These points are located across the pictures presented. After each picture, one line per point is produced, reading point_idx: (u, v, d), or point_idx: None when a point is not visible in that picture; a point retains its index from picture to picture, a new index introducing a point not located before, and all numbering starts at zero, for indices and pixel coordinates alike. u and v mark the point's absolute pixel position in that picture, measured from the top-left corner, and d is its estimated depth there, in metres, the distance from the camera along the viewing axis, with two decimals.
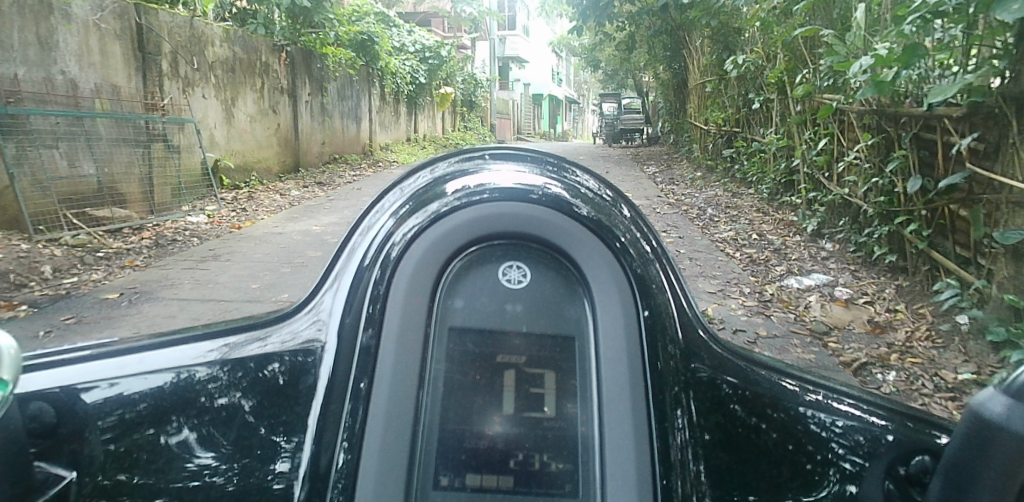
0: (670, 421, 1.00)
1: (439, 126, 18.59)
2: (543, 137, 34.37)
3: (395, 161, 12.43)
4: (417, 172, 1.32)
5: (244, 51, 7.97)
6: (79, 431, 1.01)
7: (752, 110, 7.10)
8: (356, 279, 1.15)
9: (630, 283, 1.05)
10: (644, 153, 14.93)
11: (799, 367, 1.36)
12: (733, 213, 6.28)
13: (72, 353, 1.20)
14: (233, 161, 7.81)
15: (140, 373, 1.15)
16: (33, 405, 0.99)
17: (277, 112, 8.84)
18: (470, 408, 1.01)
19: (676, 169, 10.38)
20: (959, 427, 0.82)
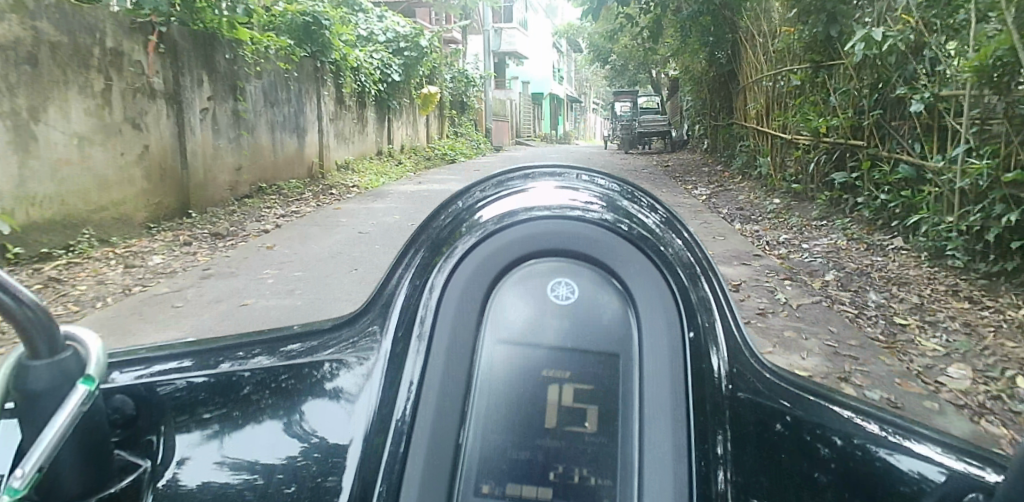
0: (710, 441, 0.99)
1: (424, 133, 17.05)
2: (545, 138, 33.12)
3: (354, 184, 10.43)
4: (462, 201, 1.40)
5: (58, 30, 5.29)
6: (154, 423, 1.15)
7: (899, 118, 5.81)
8: (410, 294, 1.22)
9: (676, 304, 1.08)
10: (674, 161, 13.99)
11: (842, 393, 1.32)
12: (921, 304, 4.28)
13: (147, 355, 1.38)
14: (25, 212, 4.98)
15: (204, 373, 1.30)
16: (117, 398, 1.13)
17: (139, 127, 6.14)
18: (511, 420, 0.99)
19: (741, 188, 9.22)
20: (1014, 465, 0.84)
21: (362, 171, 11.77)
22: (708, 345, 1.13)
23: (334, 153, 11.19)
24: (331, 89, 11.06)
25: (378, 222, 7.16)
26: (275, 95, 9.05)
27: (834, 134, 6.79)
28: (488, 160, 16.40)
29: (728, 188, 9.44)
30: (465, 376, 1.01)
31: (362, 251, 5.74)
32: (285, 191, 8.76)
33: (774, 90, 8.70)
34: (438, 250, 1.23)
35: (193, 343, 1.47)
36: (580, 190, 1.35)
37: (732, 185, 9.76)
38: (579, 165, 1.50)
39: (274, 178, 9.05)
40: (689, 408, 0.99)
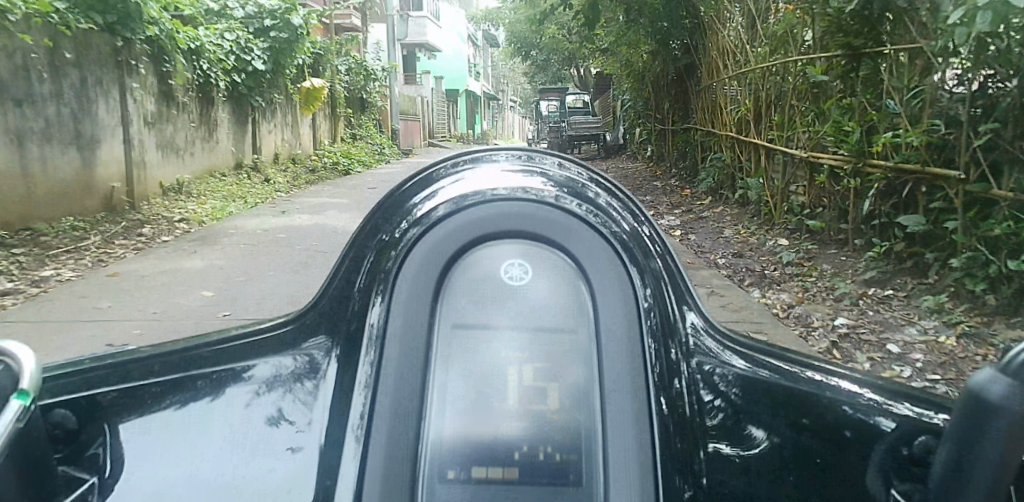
0: (671, 408, 1.00)
1: (309, 135, 13.95)
2: (462, 139, 31.22)
3: (180, 215, 7.27)
4: (409, 189, 1.37)
5: None
6: (97, 436, 1.10)
7: None
8: (362, 286, 1.20)
9: (630, 277, 1.09)
10: (613, 170, 13.20)
11: (794, 353, 1.35)
12: None
13: (84, 369, 1.31)
14: None
15: (148, 381, 1.25)
16: (56, 414, 1.09)
17: None
18: (472, 403, 0.99)
19: (720, 216, 7.23)
20: (958, 406, 0.88)
21: (207, 196, 8.52)
22: (664, 315, 1.14)
23: (152, 171, 7.74)
24: (151, 81, 7.83)
25: (304, 234, 6.85)
26: (59, 93, 6.18)
27: (897, 160, 4.31)
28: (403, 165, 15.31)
29: (703, 216, 7.40)
30: (422, 361, 1.00)
31: (283, 266, 5.47)
32: (53, 241, 5.63)
33: (772, 87, 6.28)
34: (390, 237, 1.22)
35: (133, 352, 1.40)
36: (529, 171, 1.34)
37: (708, 214, 7.47)
38: (526, 148, 1.49)
39: (12, 219, 5.59)
40: (648, 380, 0.99)
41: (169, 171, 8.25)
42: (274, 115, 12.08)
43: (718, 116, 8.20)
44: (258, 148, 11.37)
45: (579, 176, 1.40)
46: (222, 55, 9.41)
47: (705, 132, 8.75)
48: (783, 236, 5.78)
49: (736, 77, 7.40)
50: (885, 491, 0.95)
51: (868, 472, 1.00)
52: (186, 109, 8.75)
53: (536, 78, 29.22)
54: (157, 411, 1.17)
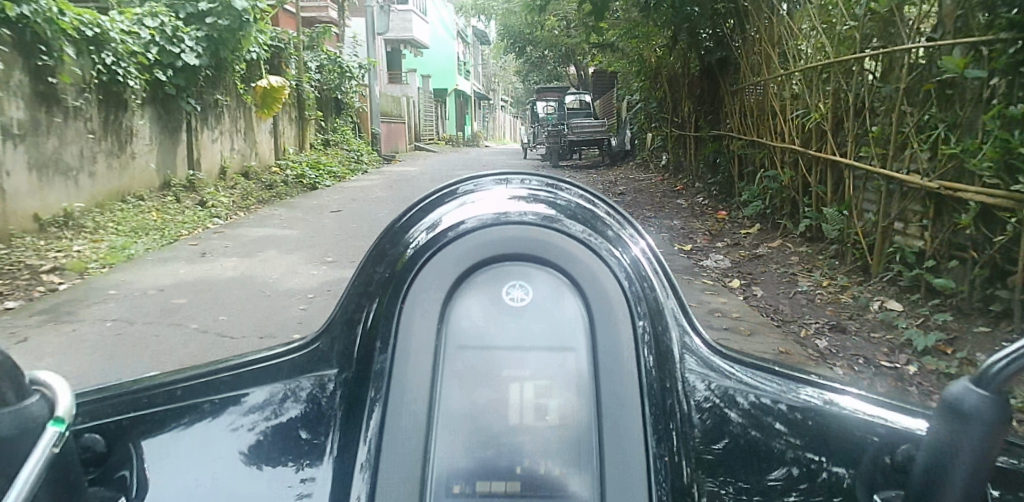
0: (667, 420, 1.05)
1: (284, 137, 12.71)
2: (454, 143, 30.59)
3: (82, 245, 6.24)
4: (413, 215, 1.43)
5: None
6: (125, 458, 1.16)
7: None
8: (369, 309, 1.26)
9: (625, 296, 1.15)
10: (625, 181, 12.60)
11: (787, 367, 1.41)
12: None
13: (108, 396, 1.37)
14: None
15: (170, 404, 1.31)
16: (87, 437, 1.15)
17: None
18: (476, 419, 1.04)
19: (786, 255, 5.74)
20: (935, 413, 0.92)
21: (107, 225, 6.90)
22: (661, 332, 1.19)
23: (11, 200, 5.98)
24: (20, 77, 6.16)
25: (300, 246, 6.83)
26: None
27: None
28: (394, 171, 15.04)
29: (760, 255, 6.00)
30: (429, 380, 1.05)
31: (282, 279, 5.47)
32: None
33: (867, 96, 4.81)
34: (397, 261, 1.28)
35: (151, 377, 1.46)
36: (526, 194, 1.40)
37: (765, 250, 6.08)
38: (525, 172, 1.56)
39: None
40: (644, 395, 1.05)
41: (51, 198, 6.56)
42: (221, 120, 10.34)
43: (771, 128, 6.60)
44: (196, 162, 9.57)
45: (575, 198, 1.46)
46: (127, 40, 7.67)
47: (750, 149, 7.18)
48: (885, 294, 4.41)
49: (803, 84, 5.84)
50: (869, 496, 1.01)
51: (858, 480, 1.06)
52: (79, 115, 7.04)
53: (532, 80, 28.86)
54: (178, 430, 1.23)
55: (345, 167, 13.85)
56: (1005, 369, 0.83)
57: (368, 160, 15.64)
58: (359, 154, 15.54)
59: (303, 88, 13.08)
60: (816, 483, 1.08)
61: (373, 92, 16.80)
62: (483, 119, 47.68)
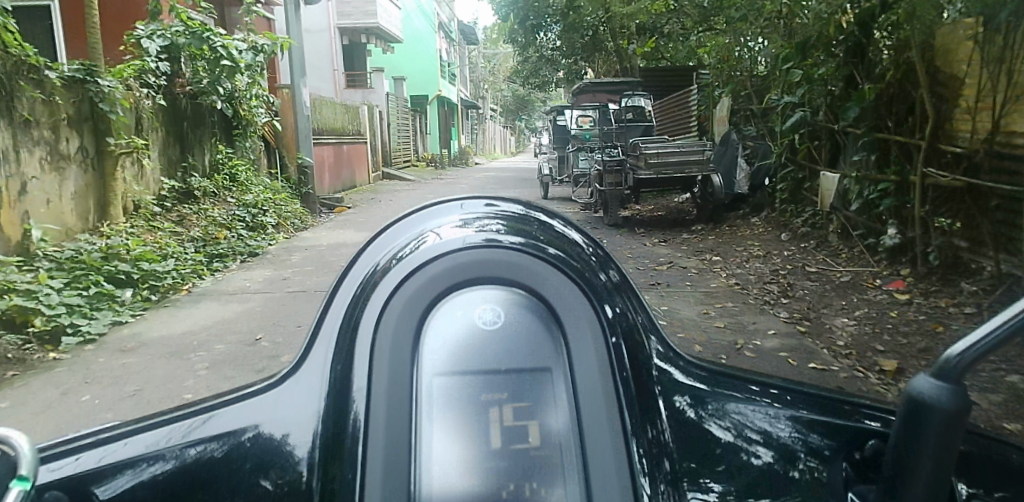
0: (646, 434, 1.07)
1: None
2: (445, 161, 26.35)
3: None
4: (376, 250, 1.40)
5: None
6: None
7: None
8: (339, 343, 1.25)
9: (597, 312, 1.17)
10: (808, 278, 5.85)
11: (756, 373, 1.44)
12: None
13: (75, 442, 1.34)
14: None
15: (135, 452, 1.28)
16: None
17: None
18: (458, 447, 1.03)
19: None
20: (900, 408, 0.96)
21: None
22: (633, 345, 1.22)
23: None
24: None
25: (246, 320, 5.01)
26: None
27: None
28: (364, 210, 11.51)
29: None
30: (409, 411, 1.05)
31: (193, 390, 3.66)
32: None
33: None
34: (364, 293, 1.26)
35: (119, 423, 1.42)
36: (492, 220, 1.38)
37: None
38: (490, 197, 1.54)
39: None
40: (622, 407, 1.06)
41: None
42: None
43: None
44: None
45: (544, 223, 1.44)
46: None
47: None
48: None
49: None
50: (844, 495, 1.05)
51: (834, 482, 1.09)
52: None
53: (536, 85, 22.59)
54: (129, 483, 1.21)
55: (196, 248, 6.93)
56: (966, 355, 0.87)
57: (287, 217, 9.23)
58: (225, 215, 8.04)
59: (54, 84, 6.14)
60: (793, 478, 1.12)
61: (296, 97, 10.06)
62: (481, 130, 42.55)
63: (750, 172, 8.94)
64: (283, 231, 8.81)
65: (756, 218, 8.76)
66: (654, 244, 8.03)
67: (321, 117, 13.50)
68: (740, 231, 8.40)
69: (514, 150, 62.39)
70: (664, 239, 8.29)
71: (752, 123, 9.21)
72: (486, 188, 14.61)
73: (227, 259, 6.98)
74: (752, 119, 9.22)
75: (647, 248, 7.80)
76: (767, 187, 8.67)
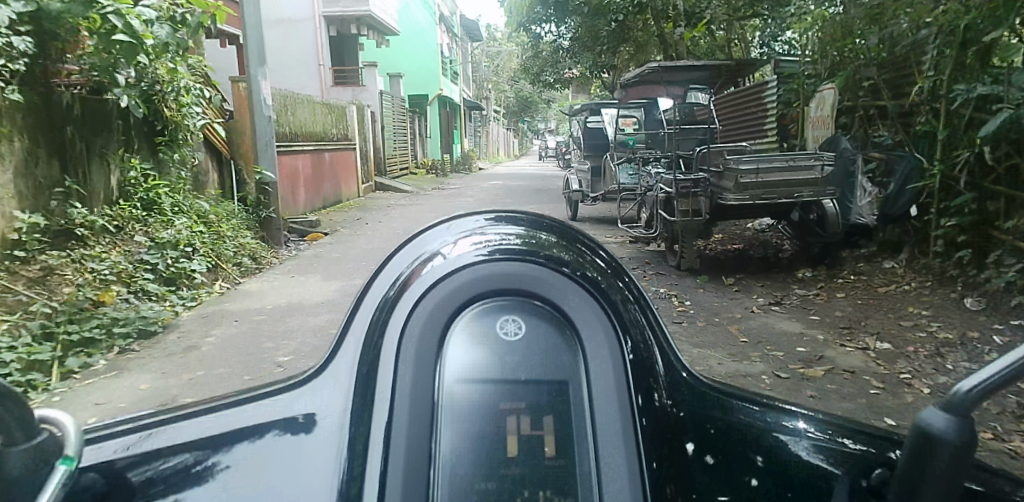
0: (657, 449, 1.10)
1: None
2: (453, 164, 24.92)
3: None
4: (402, 259, 1.45)
5: None
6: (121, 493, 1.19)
7: None
8: (365, 344, 1.30)
9: (615, 329, 1.20)
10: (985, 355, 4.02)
11: (762, 397, 1.48)
12: None
13: (116, 428, 1.42)
14: None
15: (170, 437, 1.35)
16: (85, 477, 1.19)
17: None
18: (476, 452, 1.06)
19: None
20: (907, 441, 0.99)
21: None
22: (648, 362, 1.25)
23: None
24: None
25: None
26: None
27: None
28: (357, 221, 9.96)
29: None
30: (430, 418, 1.08)
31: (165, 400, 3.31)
32: None
33: None
34: (390, 298, 1.31)
35: (156, 413, 1.50)
36: (515, 234, 1.42)
37: None
38: (515, 212, 1.58)
39: None
40: (635, 423, 1.09)
41: None
42: None
43: None
44: None
45: (565, 241, 1.48)
46: None
47: None
48: None
49: None
50: None
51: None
52: None
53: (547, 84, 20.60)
54: (168, 475, 1.23)
55: (38, 330, 3.92)
56: (973, 391, 0.91)
57: (232, 255, 6.24)
58: (134, 260, 5.14)
59: None
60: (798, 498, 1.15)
61: (253, 90, 6.98)
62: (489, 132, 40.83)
63: (882, 192, 5.76)
64: (221, 278, 5.92)
65: (890, 262, 5.91)
66: (747, 296, 5.62)
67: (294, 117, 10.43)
68: (869, 281, 5.63)
69: (516, 154, 57.56)
70: (773, 299, 5.44)
71: (884, 124, 6.17)
72: (492, 201, 12.94)
73: (97, 348, 4.03)
74: (880, 120, 6.25)
75: (721, 301, 5.48)
76: (914, 220, 5.62)
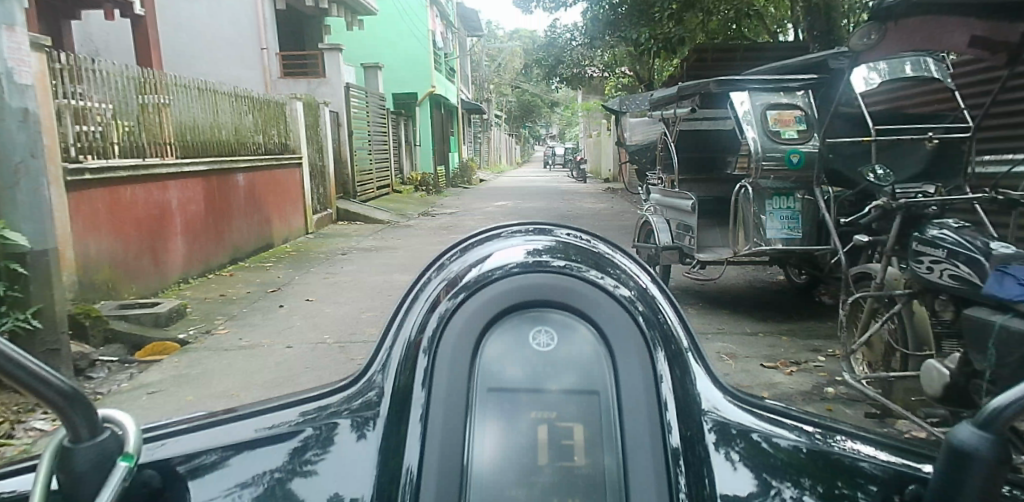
0: (687, 458, 1.11)
1: None
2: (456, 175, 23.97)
3: None
4: (438, 270, 1.48)
5: None
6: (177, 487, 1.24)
7: None
8: (403, 349, 1.33)
9: (645, 341, 1.20)
10: None
11: (803, 411, 1.46)
12: None
13: (168, 427, 1.45)
14: None
15: (218, 431, 1.39)
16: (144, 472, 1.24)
17: None
18: (507, 459, 1.10)
19: None
20: (939, 456, 0.99)
21: None
22: (680, 372, 1.26)
23: None
24: None
25: None
26: None
27: None
28: (294, 277, 7.47)
29: None
30: (463, 425, 1.11)
31: None
32: None
33: None
34: (426, 305, 1.34)
35: (203, 413, 1.52)
36: (548, 247, 1.43)
37: None
38: (551, 225, 1.59)
39: None
40: (664, 432, 1.10)
41: None
42: None
43: None
44: None
45: (602, 253, 1.48)
46: None
47: None
48: None
49: None
50: None
51: None
52: None
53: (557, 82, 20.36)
54: (226, 471, 1.27)
55: None
56: (1007, 408, 0.89)
57: None
58: None
59: None
60: None
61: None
62: (492, 140, 39.93)
63: None
64: None
65: None
66: None
67: (183, 118, 7.44)
68: None
69: (521, 161, 56.12)
70: None
71: None
72: (478, 228, 11.41)
73: None
74: None
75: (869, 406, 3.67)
76: None
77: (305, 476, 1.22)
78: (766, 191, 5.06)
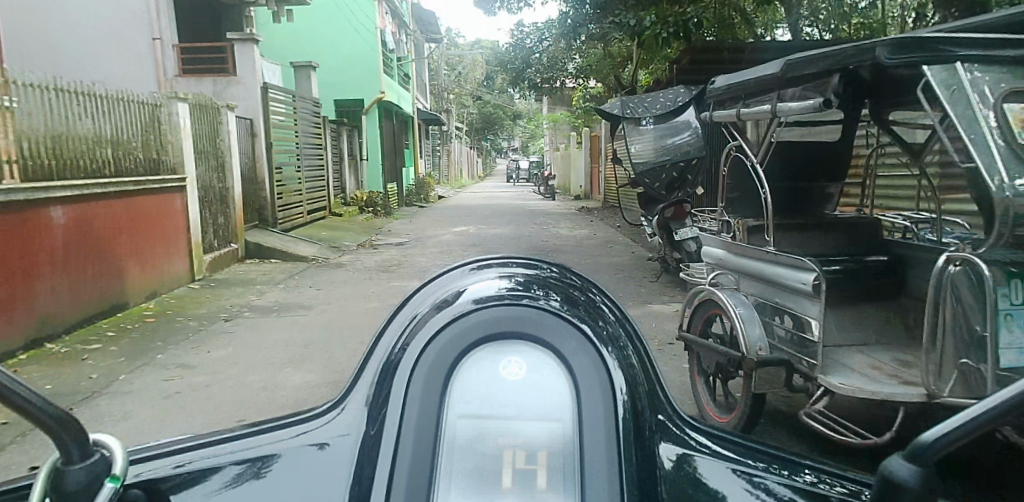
0: (641, 484, 1.18)
1: None
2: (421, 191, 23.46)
3: None
4: (416, 301, 1.56)
5: None
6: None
7: None
8: (380, 376, 1.40)
9: (607, 373, 1.27)
10: None
11: (758, 440, 1.54)
12: None
13: (158, 448, 1.51)
14: None
15: (207, 454, 1.46)
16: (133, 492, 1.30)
17: None
18: (471, 483, 1.17)
19: None
20: (872, 487, 1.05)
21: None
22: (640, 402, 1.32)
23: None
24: None
25: None
26: None
27: None
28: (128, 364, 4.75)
29: None
30: (431, 453, 1.19)
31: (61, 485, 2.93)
32: None
33: None
34: (402, 336, 1.41)
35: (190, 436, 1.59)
36: (521, 280, 1.50)
37: None
38: (525, 258, 1.66)
39: None
40: (620, 459, 1.17)
41: None
42: None
43: None
44: None
45: (571, 286, 1.55)
46: None
47: None
48: None
49: None
50: None
51: None
52: None
53: (519, 90, 20.55)
54: (214, 486, 1.36)
55: None
56: (935, 444, 0.97)
57: None
58: None
59: None
60: None
61: None
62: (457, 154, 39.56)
63: None
64: None
65: None
66: None
67: (23, 126, 5.07)
68: None
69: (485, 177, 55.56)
70: None
71: None
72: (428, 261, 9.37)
73: None
74: None
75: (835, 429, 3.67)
76: None
77: (285, 494, 1.30)
78: (995, 272, 2.28)
